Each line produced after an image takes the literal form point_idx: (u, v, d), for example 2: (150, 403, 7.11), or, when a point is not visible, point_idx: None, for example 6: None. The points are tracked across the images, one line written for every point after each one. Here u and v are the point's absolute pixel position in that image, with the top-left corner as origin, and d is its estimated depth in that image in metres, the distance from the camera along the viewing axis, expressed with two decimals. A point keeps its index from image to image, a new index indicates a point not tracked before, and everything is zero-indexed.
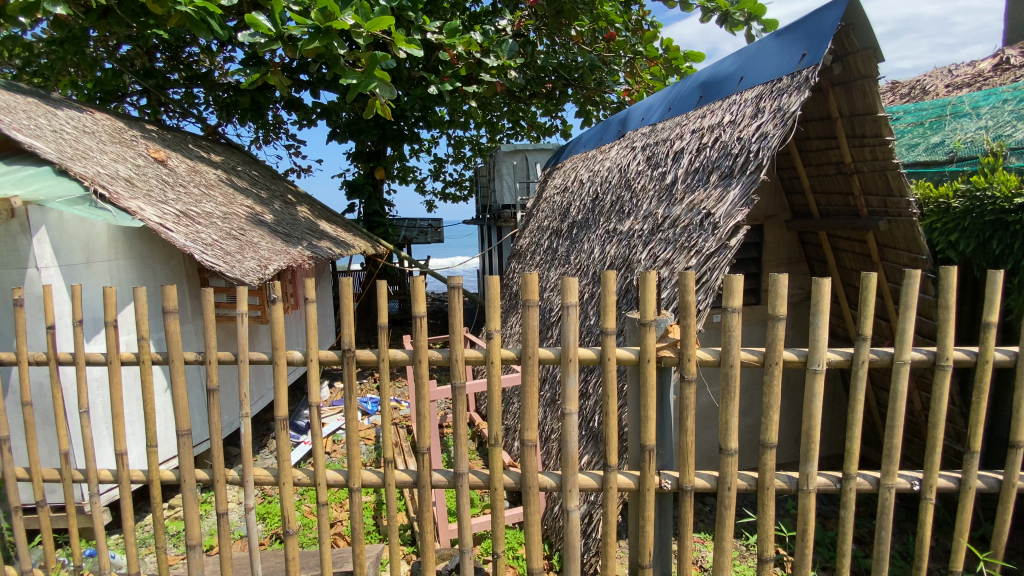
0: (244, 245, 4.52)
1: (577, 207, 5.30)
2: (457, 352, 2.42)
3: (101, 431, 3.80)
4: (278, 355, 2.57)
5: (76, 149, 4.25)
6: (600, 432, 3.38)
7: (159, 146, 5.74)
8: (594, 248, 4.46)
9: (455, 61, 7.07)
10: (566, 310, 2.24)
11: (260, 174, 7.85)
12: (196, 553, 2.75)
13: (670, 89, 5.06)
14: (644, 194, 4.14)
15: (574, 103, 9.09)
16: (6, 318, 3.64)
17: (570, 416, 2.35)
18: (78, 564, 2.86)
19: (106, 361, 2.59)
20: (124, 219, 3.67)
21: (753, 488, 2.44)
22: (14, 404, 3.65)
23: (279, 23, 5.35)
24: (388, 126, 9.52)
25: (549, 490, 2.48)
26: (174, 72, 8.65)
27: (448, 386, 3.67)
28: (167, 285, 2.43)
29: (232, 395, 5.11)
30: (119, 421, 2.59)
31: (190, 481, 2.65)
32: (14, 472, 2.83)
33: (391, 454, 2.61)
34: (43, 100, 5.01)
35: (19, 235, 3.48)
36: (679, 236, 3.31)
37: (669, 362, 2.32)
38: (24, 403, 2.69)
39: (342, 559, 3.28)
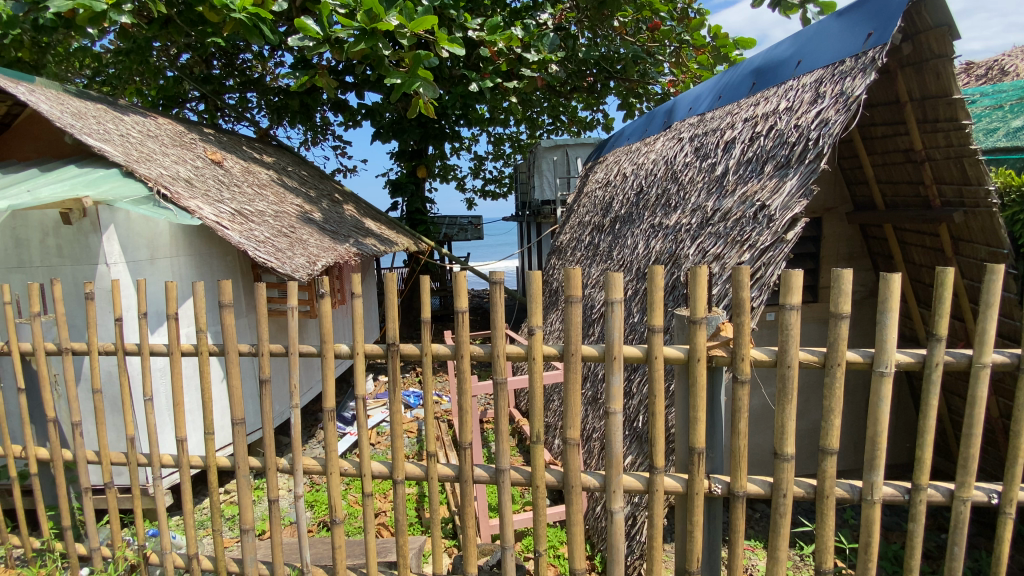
0: (294, 242, 4.67)
1: (621, 201, 5.19)
2: (499, 349, 2.38)
3: (163, 418, 4.02)
4: (326, 348, 2.62)
5: (141, 152, 4.50)
6: (644, 432, 3.30)
7: (216, 147, 6.02)
8: (638, 243, 4.34)
9: (497, 57, 7.05)
10: (611, 306, 2.16)
11: (309, 174, 8.12)
12: (250, 537, 2.86)
13: (720, 76, 4.86)
14: (692, 186, 3.99)
15: (617, 95, 8.95)
16: (78, 310, 3.89)
17: (614, 416, 2.27)
18: (143, 543, 3.04)
19: (168, 351, 2.72)
20: (184, 217, 3.83)
21: (811, 495, 2.30)
22: (85, 391, 3.91)
23: (327, 26, 5.47)
24: (430, 125, 9.64)
25: (592, 489, 2.42)
26: (229, 78, 9.08)
27: (490, 381, 3.65)
28: (222, 281, 2.52)
29: (283, 385, 5.31)
30: (180, 408, 2.72)
31: (243, 468, 2.76)
32: (85, 455, 3.03)
33: (434, 448, 2.62)
34: (112, 107, 5.34)
35: (91, 233, 3.74)
36: (731, 230, 3.17)
37: (720, 362, 2.21)
38: (95, 390, 2.86)
39: (387, 549, 3.34)
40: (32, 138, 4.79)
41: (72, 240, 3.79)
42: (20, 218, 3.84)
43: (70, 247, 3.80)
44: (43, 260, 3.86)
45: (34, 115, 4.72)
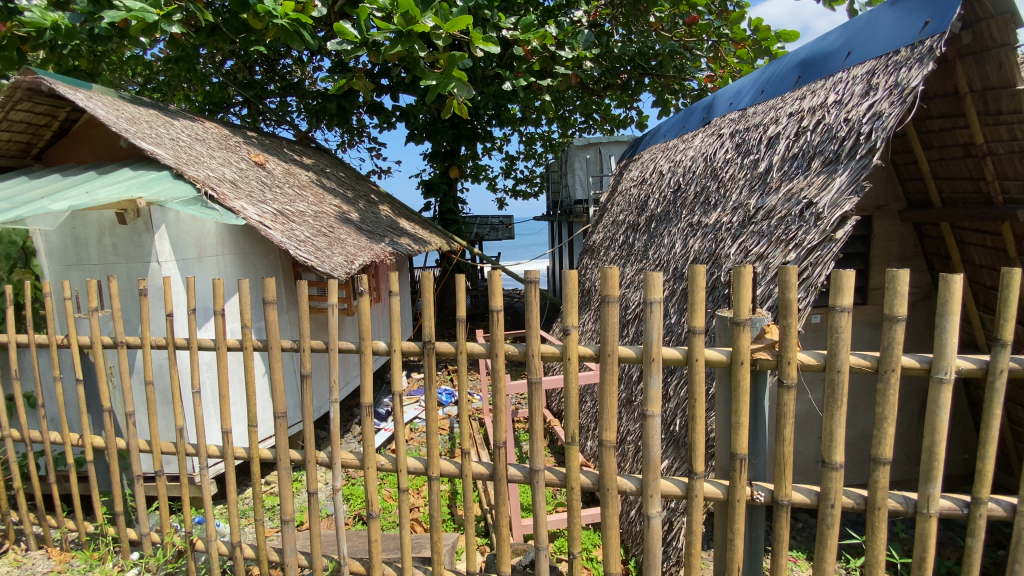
0: (333, 241, 4.79)
1: (657, 199, 5.08)
2: (533, 348, 2.36)
3: (210, 410, 4.18)
4: (364, 344, 2.67)
5: (190, 155, 4.70)
6: (681, 436, 3.23)
7: (258, 150, 6.23)
8: (675, 242, 4.25)
9: (530, 56, 7.07)
10: (649, 306, 2.10)
11: (347, 175, 8.32)
12: (290, 528, 2.94)
13: (763, 70, 4.71)
14: (733, 184, 3.88)
15: (652, 92, 8.81)
16: (132, 306, 4.08)
17: (652, 418, 2.21)
18: (190, 530, 3.18)
19: (215, 346, 2.82)
20: (230, 218, 3.97)
21: (861, 507, 2.20)
22: (138, 383, 4.10)
23: (365, 30, 5.56)
24: (463, 125, 9.72)
25: (628, 493, 2.37)
26: (270, 83, 9.43)
27: (523, 381, 3.64)
28: (266, 278, 2.60)
29: (321, 381, 5.44)
30: (226, 401, 2.81)
31: (285, 460, 2.84)
32: (138, 444, 3.18)
33: (468, 446, 2.63)
34: (162, 112, 5.59)
35: (145, 232, 3.93)
36: (775, 229, 3.07)
37: (765, 365, 2.13)
38: (147, 382, 2.99)
39: (421, 544, 3.38)
40: (89, 142, 5.07)
41: (127, 239, 3.98)
42: (80, 218, 4.05)
43: (125, 245, 3.99)
44: (100, 258, 4.06)
45: (91, 120, 4.99)
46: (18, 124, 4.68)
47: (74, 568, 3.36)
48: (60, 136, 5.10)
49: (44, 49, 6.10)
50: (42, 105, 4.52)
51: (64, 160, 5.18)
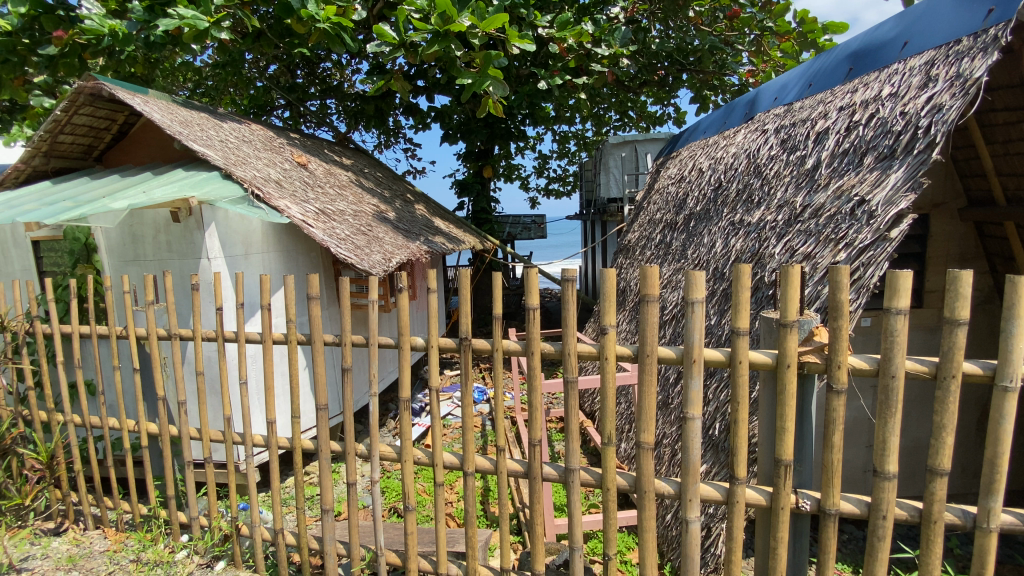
0: (371, 240, 4.90)
1: (696, 197, 4.97)
2: (570, 347, 2.33)
3: (255, 400, 4.35)
4: (403, 340, 2.72)
5: (238, 156, 4.89)
6: (721, 441, 3.15)
7: (301, 151, 6.44)
8: (716, 241, 4.14)
9: (566, 54, 7.04)
10: (691, 306, 2.05)
11: (384, 176, 8.50)
12: (329, 517, 3.03)
13: (811, 63, 4.53)
14: (779, 181, 3.75)
15: (690, 88, 8.68)
16: (184, 300, 4.28)
17: (692, 421, 2.16)
18: (236, 515, 3.31)
19: (262, 339, 2.93)
20: (275, 216, 4.11)
21: (915, 519, 2.08)
22: (190, 373, 4.30)
23: (403, 30, 5.62)
24: (497, 125, 9.76)
25: (666, 496, 2.33)
26: (312, 87, 9.72)
27: (560, 380, 3.65)
28: (310, 274, 2.68)
29: (360, 376, 5.57)
30: (271, 392, 2.91)
31: (326, 451, 2.92)
32: (188, 431, 3.33)
33: (503, 443, 2.64)
34: (212, 115, 5.84)
35: (196, 230, 4.11)
36: (824, 227, 2.95)
37: (813, 369, 2.06)
38: (198, 372, 3.12)
39: (455, 539, 3.41)
40: (146, 144, 5.35)
41: (180, 236, 4.17)
42: (137, 216, 4.27)
43: (178, 242, 4.19)
44: (155, 254, 4.27)
45: (147, 123, 5.27)
46: (82, 128, 4.98)
47: (129, 548, 3.54)
48: (119, 139, 5.39)
49: (103, 57, 6.46)
50: (102, 109, 4.80)
51: (123, 162, 5.47)
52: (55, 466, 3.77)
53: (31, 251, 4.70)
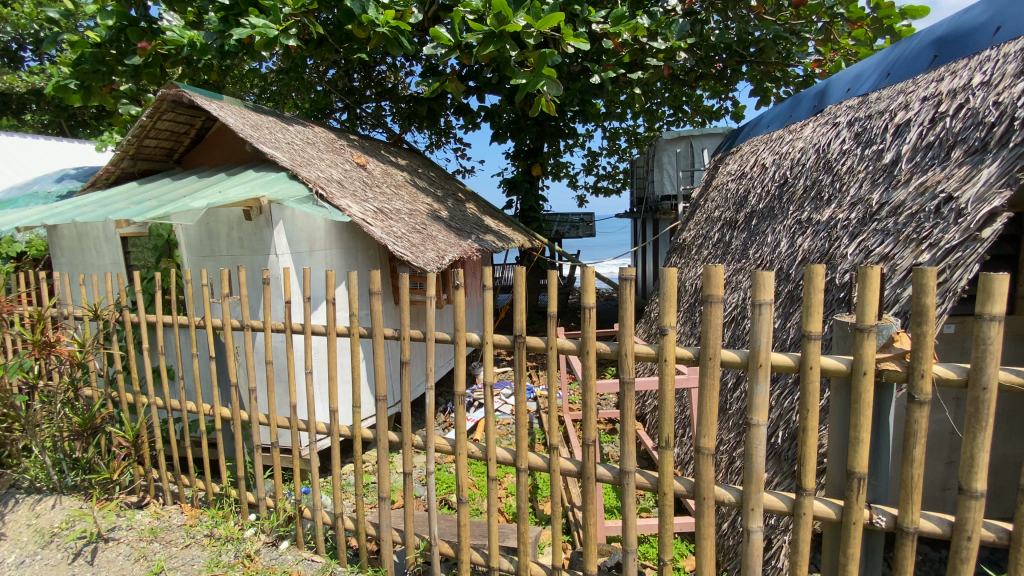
0: (425, 238, 5.03)
1: (759, 195, 4.77)
2: (626, 348, 2.29)
3: (320, 390, 4.56)
4: (459, 335, 2.77)
5: (303, 157, 5.13)
6: (784, 450, 3.01)
7: (360, 152, 6.68)
8: (780, 240, 3.96)
9: (620, 49, 6.91)
10: (758, 309, 1.97)
11: (436, 175, 8.68)
12: (386, 505, 3.13)
13: (889, 50, 4.25)
14: (852, 177, 3.55)
15: (750, 81, 8.35)
16: (254, 294, 4.54)
17: (757, 428, 2.08)
18: (299, 498, 3.50)
19: (326, 332, 3.07)
20: (337, 215, 4.29)
21: (1006, 543, 1.92)
22: (259, 362, 4.57)
23: (458, 33, 5.70)
24: (547, 123, 9.73)
25: (727, 504, 2.25)
26: (367, 89, 10.06)
27: (615, 383, 3.60)
28: (373, 271, 2.78)
29: (417, 369, 5.73)
30: (334, 382, 3.04)
31: (384, 441, 3.03)
32: (258, 417, 3.54)
33: (557, 441, 2.64)
34: (279, 119, 6.16)
35: (265, 227, 4.35)
36: (904, 226, 2.78)
37: (893, 377, 1.93)
38: (267, 361, 3.30)
39: (506, 534, 3.44)
40: (220, 147, 5.72)
41: (251, 233, 4.43)
42: (212, 214, 4.56)
43: (250, 239, 4.45)
44: (229, 250, 4.56)
45: (222, 127, 5.63)
46: (165, 133, 5.39)
47: (203, 523, 3.80)
48: (197, 142, 5.79)
49: (181, 65, 6.96)
50: (182, 115, 5.17)
51: (200, 164, 5.88)
52: (139, 444, 4.07)
53: (121, 246, 5.11)
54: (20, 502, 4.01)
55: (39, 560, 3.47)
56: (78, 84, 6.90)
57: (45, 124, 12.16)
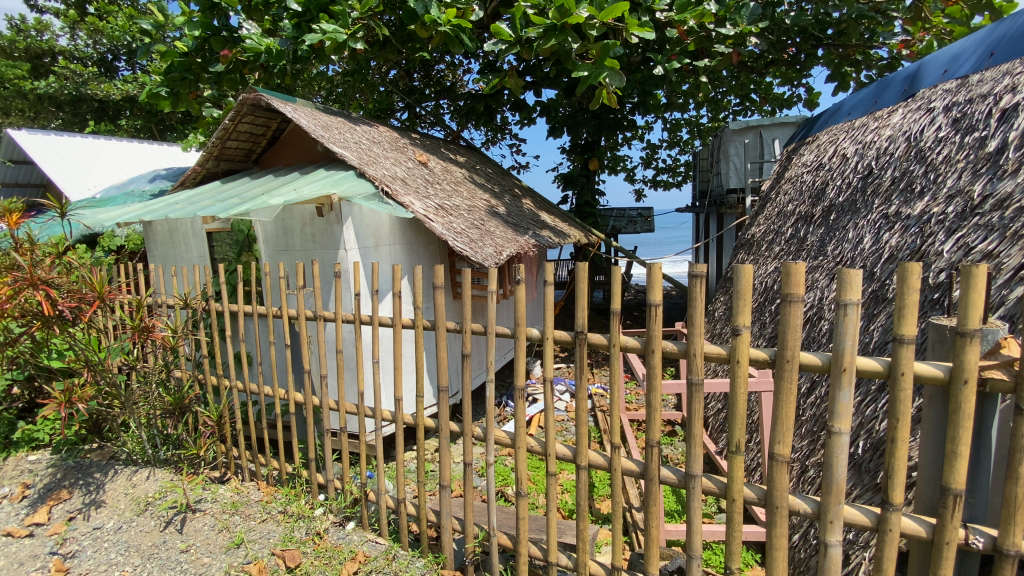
0: (484, 233, 5.10)
1: (839, 187, 4.47)
2: (695, 347, 2.22)
3: (386, 379, 4.75)
4: (520, 330, 2.79)
5: (369, 156, 5.33)
6: (866, 460, 2.82)
7: (422, 150, 6.85)
8: (863, 236, 3.70)
9: (685, 37, 6.69)
10: (843, 309, 1.85)
11: (494, 172, 8.77)
12: (447, 494, 3.22)
13: (994, 27, 3.84)
14: (949, 168, 3.25)
15: (827, 65, 7.85)
16: (326, 286, 4.78)
17: (839, 436, 1.96)
18: (365, 482, 3.66)
19: (392, 324, 3.18)
20: (401, 212, 4.44)
21: None
22: (331, 351, 4.81)
23: (519, 27, 5.69)
24: (605, 116, 9.58)
25: (803, 514, 2.14)
26: (427, 88, 10.29)
27: (684, 382, 3.62)
28: (437, 265, 2.86)
29: (479, 361, 5.83)
30: (400, 372, 3.15)
31: (445, 430, 3.11)
32: (328, 403, 3.73)
33: (619, 440, 2.60)
34: (347, 120, 6.44)
35: (335, 223, 4.56)
36: (1012, 221, 2.51)
37: (999, 387, 1.75)
38: (337, 350, 3.47)
39: (565, 529, 3.44)
40: (294, 148, 6.06)
41: (322, 229, 4.66)
42: (287, 210, 4.84)
43: (321, 234, 4.68)
44: (302, 245, 4.83)
45: (295, 128, 5.96)
46: (245, 135, 5.77)
47: (278, 500, 4.06)
48: (272, 143, 6.16)
49: (258, 71, 7.41)
50: (260, 117, 5.51)
51: (275, 163, 6.25)
52: (222, 424, 4.40)
53: (207, 241, 5.54)
54: (118, 472, 4.39)
55: (136, 526, 3.82)
56: (168, 92, 7.49)
57: (138, 129, 13.34)
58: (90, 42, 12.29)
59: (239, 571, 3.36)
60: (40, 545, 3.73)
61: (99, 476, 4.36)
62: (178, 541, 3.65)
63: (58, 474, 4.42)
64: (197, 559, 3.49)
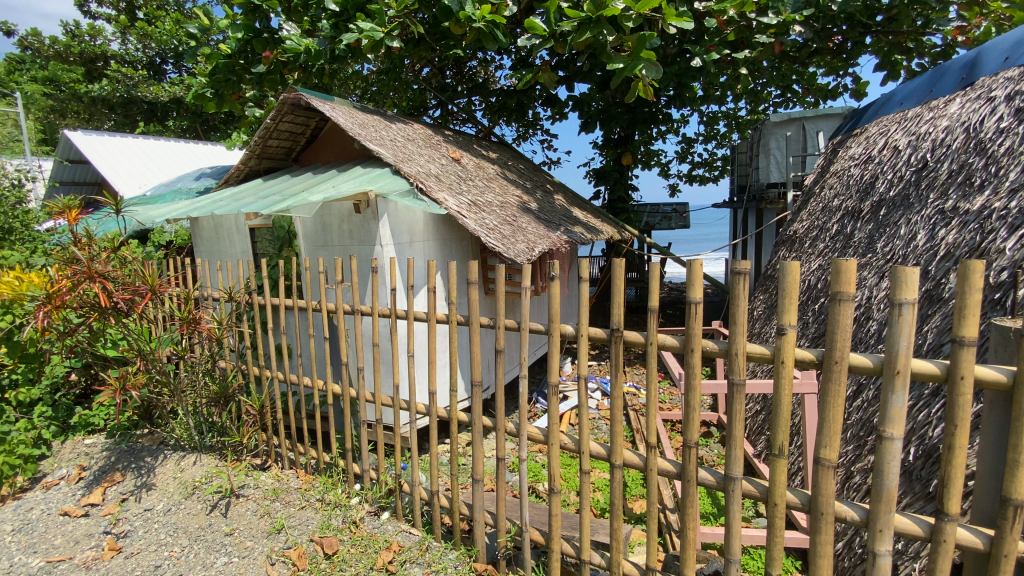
0: (516, 230, 5.10)
1: (890, 181, 4.27)
2: (737, 347, 2.16)
3: (421, 373, 4.83)
4: (554, 327, 2.78)
5: (404, 153, 5.40)
6: (918, 468, 2.69)
7: (455, 147, 6.90)
8: (917, 233, 3.53)
9: (724, 27, 6.52)
10: (898, 309, 1.76)
11: (526, 167, 8.76)
12: (480, 487, 3.25)
13: None
14: (1013, 159, 3.05)
15: (875, 54, 7.49)
16: (362, 281, 4.89)
17: (891, 441, 1.87)
18: (399, 473, 3.73)
19: (427, 318, 3.22)
20: (434, 208, 4.48)
21: None
22: (368, 344, 4.93)
23: (553, 22, 5.64)
24: (640, 109, 9.44)
25: (850, 522, 2.06)
26: (459, 85, 10.34)
27: (725, 381, 3.57)
28: (471, 261, 2.87)
29: (513, 356, 5.85)
30: (434, 366, 3.18)
31: (478, 425, 3.13)
32: (364, 395, 3.81)
33: (655, 439, 2.56)
34: (382, 117, 6.54)
35: (372, 219, 4.65)
36: None
37: None
38: (373, 343, 3.54)
39: (598, 527, 3.42)
40: (332, 146, 6.21)
41: (359, 225, 4.75)
42: (325, 207, 4.96)
43: (358, 230, 4.78)
44: (340, 241, 4.94)
45: (333, 127, 6.10)
46: (286, 134, 5.95)
47: (316, 488, 4.19)
48: (311, 142, 6.33)
49: (297, 71, 7.61)
50: (300, 116, 5.66)
51: (314, 161, 6.42)
52: (264, 413, 4.57)
53: (249, 236, 5.74)
54: (167, 457, 4.62)
55: (184, 508, 4.01)
56: (213, 93, 7.78)
57: (184, 129, 13.91)
58: (140, 47, 12.86)
59: (280, 556, 3.49)
60: (95, 524, 3.94)
61: (150, 460, 4.60)
62: (224, 525, 3.82)
63: (113, 457, 4.68)
64: (240, 542, 3.64)
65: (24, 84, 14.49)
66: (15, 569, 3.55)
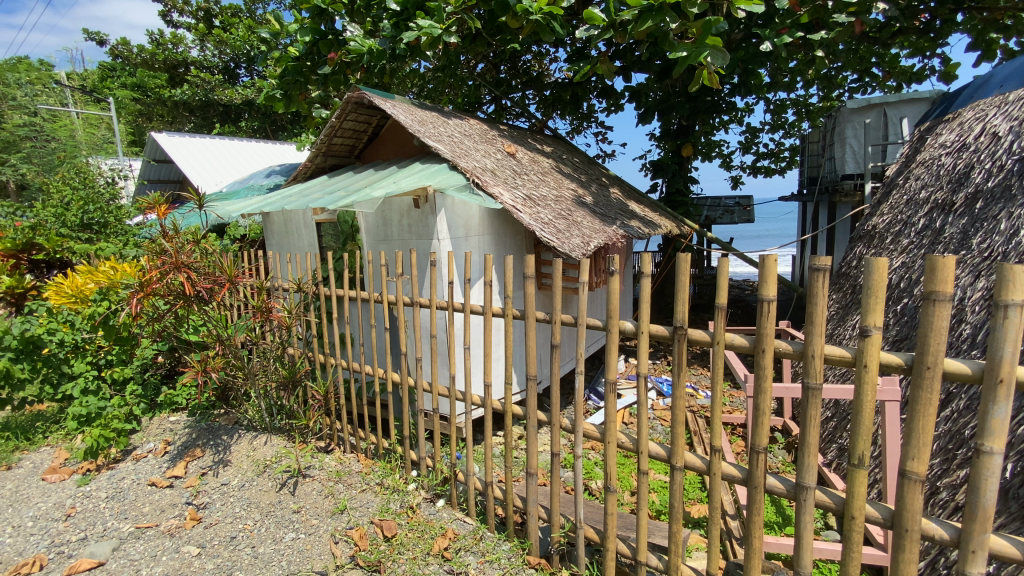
0: (571, 224, 5.05)
1: (989, 171, 3.89)
2: (813, 348, 2.04)
3: (476, 365, 4.91)
4: (612, 323, 2.73)
5: (461, 148, 5.48)
6: (1017, 487, 2.44)
7: (510, 142, 6.92)
8: (1020, 228, 3.19)
9: (798, 7, 6.15)
10: (1005, 312, 1.60)
11: (580, 161, 8.66)
12: (534, 481, 3.26)
13: None
14: None
15: (967, 32, 6.82)
16: (421, 274, 5.02)
17: (991, 456, 1.70)
18: (455, 463, 3.82)
19: (483, 312, 3.25)
20: (490, 202, 4.51)
21: None
22: (426, 335, 5.07)
23: (613, 11, 5.51)
24: (701, 99, 9.12)
25: (938, 541, 1.90)
26: (514, 80, 10.36)
27: (796, 385, 3.39)
28: (528, 255, 2.88)
29: (568, 351, 5.82)
30: (490, 359, 3.21)
31: (533, 419, 3.14)
32: (422, 385, 3.92)
33: (720, 442, 2.47)
34: (440, 114, 6.66)
35: (430, 214, 4.75)
36: None
37: None
38: (431, 335, 3.62)
39: (655, 529, 3.35)
40: (392, 143, 6.40)
41: (418, 220, 4.88)
42: (386, 202, 5.11)
43: (417, 225, 4.91)
44: (400, 235, 5.09)
45: (393, 124, 6.29)
46: (349, 132, 6.19)
47: (376, 472, 4.37)
48: (373, 139, 6.55)
49: (359, 71, 7.87)
50: (362, 115, 5.86)
51: (375, 158, 6.65)
52: (329, 399, 4.81)
53: (316, 231, 6.03)
54: (241, 436, 4.97)
55: (256, 485, 4.29)
56: (282, 94, 8.21)
57: (255, 129, 14.78)
58: (216, 52, 13.77)
59: (343, 535, 3.65)
60: (178, 495, 4.28)
61: (226, 438, 4.96)
62: (291, 502, 4.06)
63: (194, 434, 5.09)
64: (306, 520, 3.85)
65: (117, 90, 15.85)
66: (109, 532, 3.92)
